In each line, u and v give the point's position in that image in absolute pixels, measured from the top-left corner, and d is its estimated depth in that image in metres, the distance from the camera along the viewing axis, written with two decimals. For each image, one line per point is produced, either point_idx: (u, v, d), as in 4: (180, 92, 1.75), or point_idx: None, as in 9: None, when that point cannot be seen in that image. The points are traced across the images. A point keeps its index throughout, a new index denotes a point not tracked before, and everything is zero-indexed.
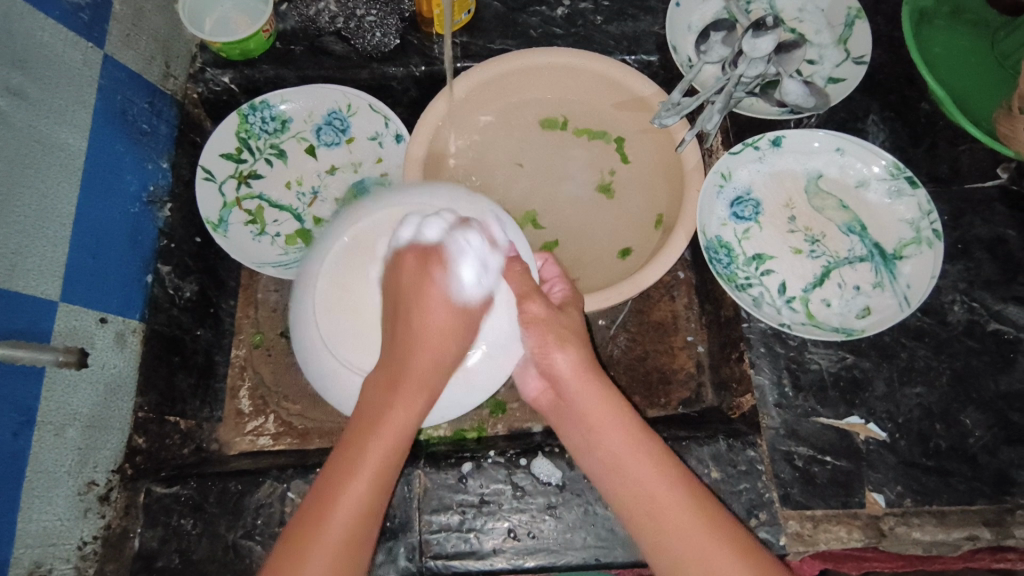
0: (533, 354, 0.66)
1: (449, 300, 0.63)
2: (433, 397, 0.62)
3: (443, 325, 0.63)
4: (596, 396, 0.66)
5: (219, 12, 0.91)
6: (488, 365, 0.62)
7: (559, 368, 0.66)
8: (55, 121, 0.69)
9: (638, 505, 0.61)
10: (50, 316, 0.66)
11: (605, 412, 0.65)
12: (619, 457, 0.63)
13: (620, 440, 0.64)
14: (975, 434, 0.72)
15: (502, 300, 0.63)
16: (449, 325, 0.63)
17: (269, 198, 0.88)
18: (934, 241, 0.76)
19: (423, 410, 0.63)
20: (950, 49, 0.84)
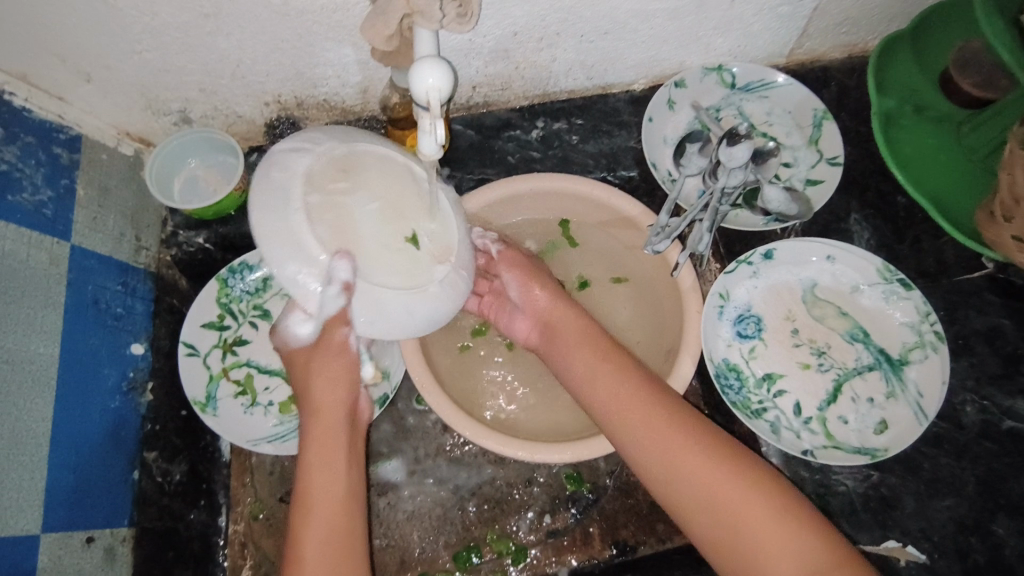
0: (521, 295, 0.76)
1: (411, 217, 0.59)
2: (450, 286, 0.61)
3: (415, 224, 0.60)
4: (590, 351, 0.69)
5: (188, 171, 0.89)
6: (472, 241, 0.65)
7: (532, 300, 0.75)
8: (25, 333, 0.65)
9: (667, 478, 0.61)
10: (31, 556, 0.61)
11: (620, 379, 0.67)
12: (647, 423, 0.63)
13: (638, 399, 0.65)
14: (1010, 543, 0.71)
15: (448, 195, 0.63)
16: (424, 231, 0.60)
17: (257, 363, 0.83)
18: (938, 344, 0.77)
19: (444, 299, 0.61)
20: (920, 147, 0.86)
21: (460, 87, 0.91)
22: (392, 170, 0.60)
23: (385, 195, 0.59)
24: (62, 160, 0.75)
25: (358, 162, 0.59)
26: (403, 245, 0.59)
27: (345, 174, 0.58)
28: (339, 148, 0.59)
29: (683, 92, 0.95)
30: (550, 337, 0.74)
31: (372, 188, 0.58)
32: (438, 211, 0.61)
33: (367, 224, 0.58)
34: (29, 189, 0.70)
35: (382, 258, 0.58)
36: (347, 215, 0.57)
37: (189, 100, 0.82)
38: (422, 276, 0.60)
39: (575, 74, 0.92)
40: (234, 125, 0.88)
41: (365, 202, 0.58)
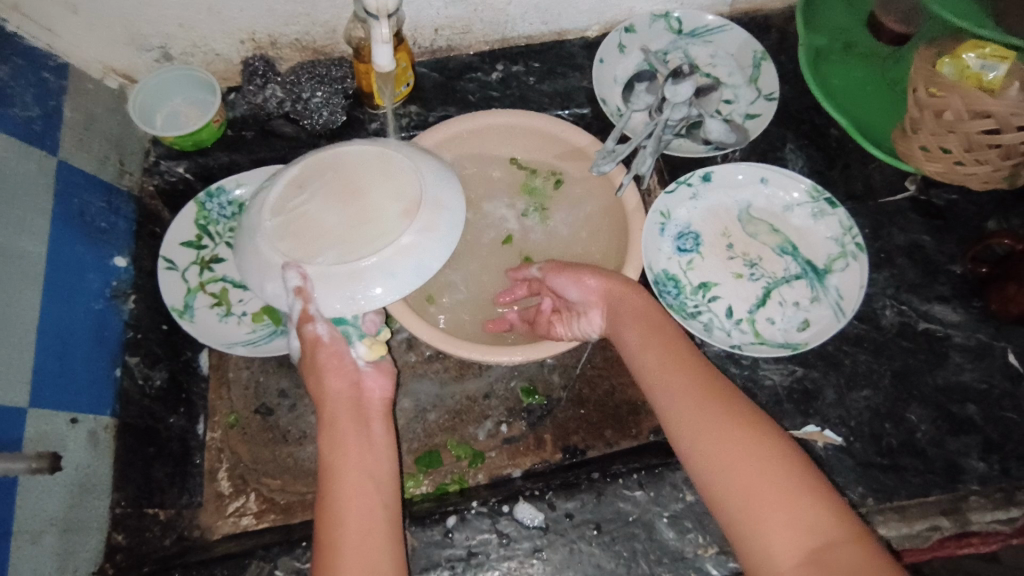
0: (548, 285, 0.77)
1: (373, 188, 0.70)
2: (423, 233, 0.69)
3: (379, 193, 0.70)
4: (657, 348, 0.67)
5: (170, 107, 0.95)
6: (445, 194, 0.72)
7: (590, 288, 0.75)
8: (13, 231, 0.71)
9: (720, 480, 0.57)
10: (19, 424, 0.67)
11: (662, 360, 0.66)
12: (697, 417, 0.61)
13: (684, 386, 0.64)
14: (921, 428, 0.77)
15: (410, 155, 0.73)
16: (388, 193, 0.70)
17: (233, 279, 0.91)
18: (858, 253, 0.83)
19: (424, 246, 0.69)
20: (847, 79, 0.94)
21: (424, 30, 0.98)
22: (343, 162, 0.72)
23: (341, 185, 0.70)
24: (50, 84, 0.80)
25: (313, 174, 0.71)
26: (366, 218, 0.69)
27: (302, 188, 0.70)
28: (298, 169, 0.71)
29: (633, 37, 1.01)
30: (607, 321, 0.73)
31: (326, 191, 0.70)
32: (398, 172, 0.71)
33: (328, 219, 0.69)
34: (20, 105, 0.76)
35: (349, 236, 0.68)
36: (311, 218, 0.69)
37: (169, 36, 0.89)
38: (395, 225, 0.69)
39: (531, 18, 0.99)
40: (212, 64, 0.95)
41: (323, 200, 0.69)
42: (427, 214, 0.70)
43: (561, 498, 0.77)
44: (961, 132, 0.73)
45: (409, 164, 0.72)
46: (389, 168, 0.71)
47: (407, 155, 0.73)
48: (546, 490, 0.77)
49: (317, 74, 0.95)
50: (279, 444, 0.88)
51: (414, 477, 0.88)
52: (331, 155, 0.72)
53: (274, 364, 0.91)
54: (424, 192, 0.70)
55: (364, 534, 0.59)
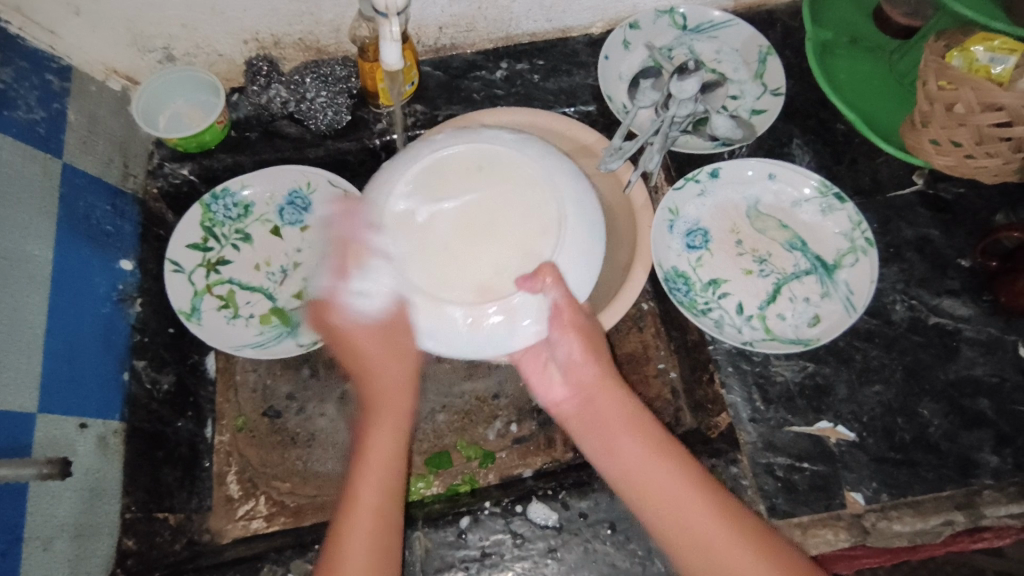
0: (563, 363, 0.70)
1: (495, 240, 0.65)
2: (468, 324, 0.64)
3: (496, 254, 0.65)
4: (630, 433, 0.67)
5: (172, 108, 0.94)
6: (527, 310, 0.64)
7: (581, 371, 0.69)
8: (19, 234, 0.71)
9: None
10: (28, 429, 0.66)
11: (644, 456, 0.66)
12: (676, 514, 0.63)
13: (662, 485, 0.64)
14: (934, 423, 0.77)
15: (564, 245, 0.66)
16: (502, 259, 0.65)
17: (239, 281, 0.91)
18: (868, 248, 0.83)
19: (456, 338, 0.65)
20: (853, 74, 0.94)
21: (427, 28, 0.97)
22: (516, 195, 0.67)
23: (488, 208, 0.66)
24: (52, 86, 0.80)
25: (492, 171, 0.67)
26: (462, 251, 0.64)
27: (476, 171, 0.67)
28: (545, 184, 0.67)
29: (637, 33, 1.01)
30: (588, 413, 0.70)
31: (493, 182, 0.67)
32: (529, 252, 0.65)
33: (455, 215, 0.65)
34: (23, 107, 0.75)
35: (430, 245, 0.64)
36: (439, 202, 0.66)
37: (172, 36, 0.88)
38: (462, 290, 0.64)
39: (535, 15, 0.99)
40: (215, 64, 0.94)
41: (460, 204, 0.65)
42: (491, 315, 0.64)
43: (575, 498, 0.76)
44: (972, 125, 0.73)
45: (550, 246, 0.65)
46: (532, 243, 0.65)
47: (562, 242, 0.66)
48: (559, 489, 0.77)
49: (321, 74, 0.94)
50: (289, 447, 0.88)
51: (425, 478, 0.88)
52: (550, 195, 0.67)
53: (280, 365, 0.91)
54: (519, 300, 0.64)
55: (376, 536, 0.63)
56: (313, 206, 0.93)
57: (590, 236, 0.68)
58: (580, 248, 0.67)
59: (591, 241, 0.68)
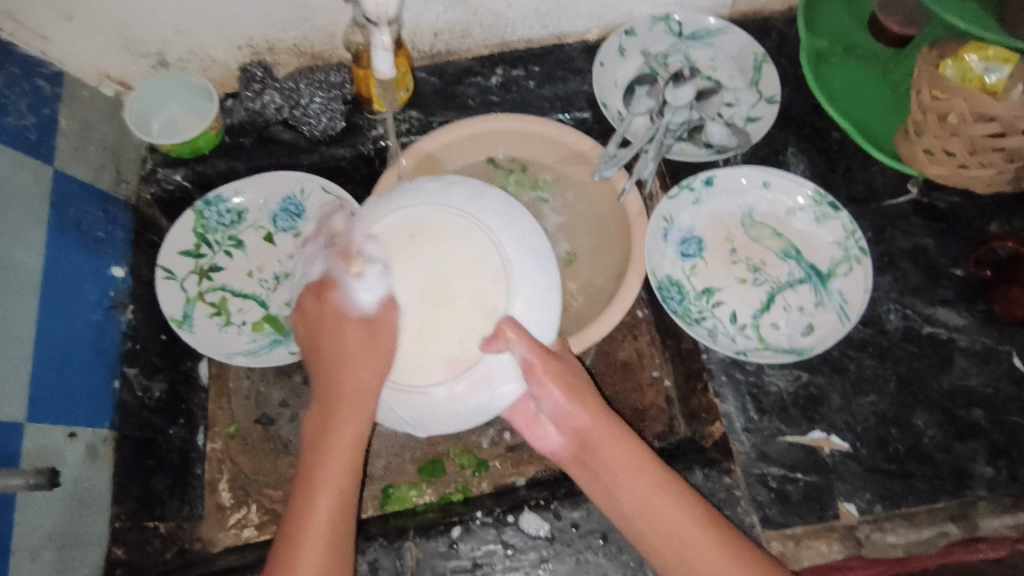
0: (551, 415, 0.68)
1: (448, 310, 0.63)
2: (447, 398, 0.63)
3: (452, 323, 0.63)
4: (631, 470, 0.65)
5: (165, 113, 0.94)
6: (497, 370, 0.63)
7: (570, 419, 0.67)
8: (9, 242, 0.70)
9: None
10: (15, 439, 0.66)
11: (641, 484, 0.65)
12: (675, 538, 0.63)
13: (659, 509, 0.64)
14: (927, 433, 0.77)
15: (516, 293, 0.63)
16: (460, 328, 0.63)
17: (232, 288, 0.90)
18: (862, 257, 0.83)
19: (439, 413, 0.63)
20: (849, 82, 0.94)
21: (422, 34, 0.97)
22: (456, 252, 0.63)
23: (432, 278, 0.63)
24: (44, 92, 0.79)
25: (426, 233, 0.64)
26: (420, 330, 0.63)
27: (410, 238, 0.64)
28: (486, 234, 0.64)
29: (633, 40, 1.01)
30: (585, 454, 0.68)
31: (427, 244, 0.63)
32: (485, 313, 0.63)
33: (406, 288, 0.63)
34: (13, 114, 0.74)
35: (383, 332, 0.62)
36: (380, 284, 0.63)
37: (165, 42, 0.88)
38: (432, 370, 0.63)
39: (531, 22, 0.99)
40: (209, 70, 0.94)
41: (404, 281, 0.63)
42: (464, 384, 0.63)
43: (567, 508, 0.76)
44: (965, 135, 0.73)
45: (505, 301, 0.63)
46: (486, 300, 0.63)
47: (512, 291, 0.63)
48: (551, 499, 0.77)
49: (315, 79, 0.93)
50: (281, 455, 0.88)
51: (417, 487, 0.88)
52: (491, 244, 0.64)
53: (273, 372, 0.91)
54: (488, 362, 0.62)
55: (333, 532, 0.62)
56: (306, 212, 0.93)
57: (545, 277, 0.65)
58: (537, 293, 0.64)
59: (547, 287, 0.65)
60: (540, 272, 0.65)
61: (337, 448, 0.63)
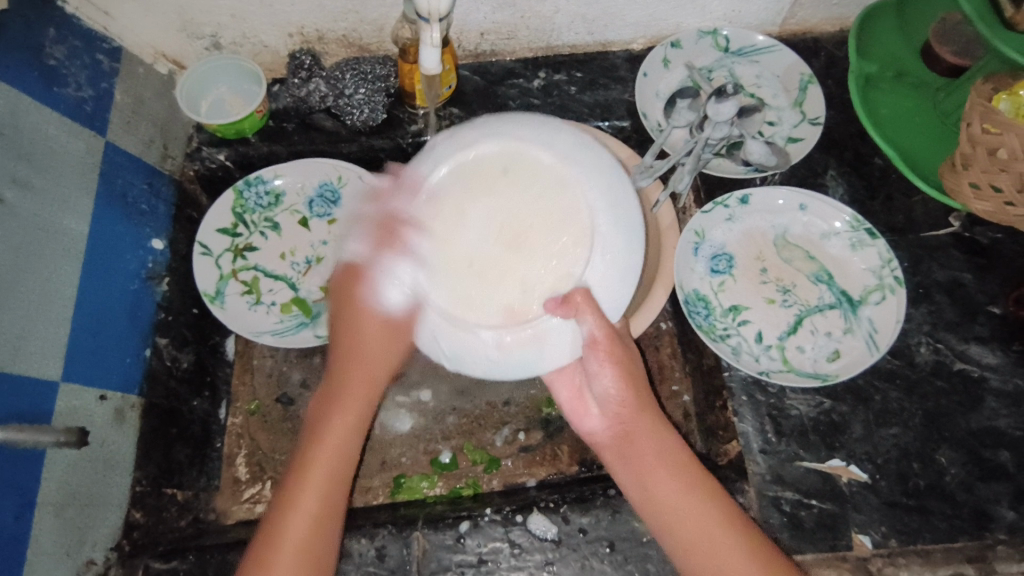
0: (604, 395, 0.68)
1: (524, 254, 0.62)
2: (496, 346, 0.61)
3: (520, 274, 0.62)
4: (661, 463, 0.65)
5: (214, 94, 0.96)
6: (564, 333, 0.61)
7: (615, 408, 0.68)
8: (59, 207, 0.73)
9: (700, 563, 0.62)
10: (51, 397, 0.68)
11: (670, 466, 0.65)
12: (695, 528, 0.63)
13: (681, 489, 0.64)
14: (950, 471, 0.75)
15: (593, 261, 0.61)
16: (525, 278, 0.62)
17: (265, 268, 0.92)
18: (897, 287, 0.82)
19: (482, 362, 0.62)
20: (896, 110, 0.93)
21: (469, 33, 0.98)
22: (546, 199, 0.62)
23: (510, 218, 0.63)
24: (103, 66, 0.82)
25: (517, 164, 0.63)
26: (490, 275, 0.62)
27: (502, 170, 0.63)
28: (577, 188, 0.62)
29: (678, 52, 1.00)
30: (621, 446, 0.68)
31: (530, 187, 0.62)
32: (564, 265, 0.61)
33: (485, 222, 0.63)
34: (73, 85, 0.77)
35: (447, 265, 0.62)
36: (461, 214, 0.63)
37: (221, 25, 0.90)
38: (487, 313, 0.61)
39: (577, 28, 0.99)
40: (259, 55, 0.96)
41: (483, 218, 0.63)
42: (523, 334, 0.61)
43: (576, 513, 0.76)
44: (1015, 171, 0.71)
45: (584, 256, 0.61)
46: (565, 255, 0.61)
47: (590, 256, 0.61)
48: (561, 503, 0.77)
49: (361, 71, 0.95)
50: (298, 435, 0.89)
51: (429, 479, 0.88)
52: (582, 196, 0.61)
53: (297, 353, 0.93)
54: (550, 324, 0.61)
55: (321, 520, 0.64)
56: (343, 200, 0.95)
57: (630, 263, 0.62)
58: (620, 262, 0.61)
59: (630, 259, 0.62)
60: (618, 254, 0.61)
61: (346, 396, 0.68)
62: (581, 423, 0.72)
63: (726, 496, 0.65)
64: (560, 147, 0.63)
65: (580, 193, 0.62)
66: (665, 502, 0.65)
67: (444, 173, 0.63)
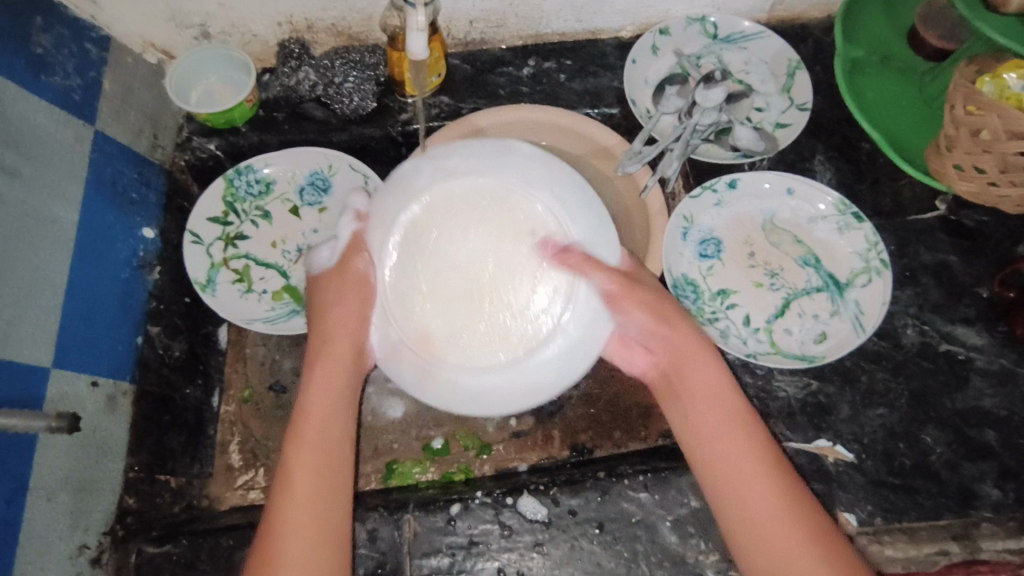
0: (643, 336, 0.68)
1: (464, 299, 0.62)
2: (414, 377, 0.62)
3: (454, 326, 0.61)
4: (711, 408, 0.65)
5: (205, 84, 0.96)
6: (475, 401, 0.61)
7: (641, 362, 0.71)
8: (48, 195, 0.73)
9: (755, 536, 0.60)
10: (42, 383, 0.69)
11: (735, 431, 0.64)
12: (748, 498, 0.61)
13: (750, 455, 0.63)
14: (936, 450, 0.76)
15: (525, 355, 0.61)
16: (456, 330, 0.61)
17: (256, 257, 0.93)
18: (882, 269, 0.82)
19: (404, 390, 0.63)
20: (882, 94, 0.93)
21: (458, 22, 0.98)
22: (507, 263, 0.62)
23: (467, 265, 0.62)
24: (91, 55, 0.82)
25: (493, 214, 0.62)
26: (431, 312, 0.62)
27: (480, 218, 0.62)
28: (532, 277, 0.62)
29: (667, 39, 1.01)
30: (675, 392, 0.68)
31: (501, 250, 0.62)
32: (501, 334, 0.61)
33: (446, 259, 0.62)
34: (61, 74, 0.77)
35: (393, 285, 0.62)
36: (422, 247, 0.62)
37: (209, 14, 0.90)
38: (409, 355, 0.62)
39: (566, 15, 0.99)
40: (249, 44, 0.96)
41: (448, 251, 0.62)
42: (440, 374, 0.61)
43: (566, 494, 0.77)
44: (997, 152, 0.72)
45: (519, 345, 0.61)
46: (501, 321, 0.61)
47: (524, 342, 0.61)
48: (551, 485, 0.77)
49: (351, 59, 0.96)
50: (291, 422, 0.89)
51: (421, 464, 0.88)
52: (530, 291, 0.61)
53: (289, 342, 0.93)
54: (468, 375, 0.61)
55: (320, 510, 0.61)
56: (334, 188, 0.95)
57: (570, 349, 0.61)
58: (535, 391, 0.61)
59: (573, 358, 0.62)
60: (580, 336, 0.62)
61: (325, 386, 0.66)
62: (620, 365, 0.72)
63: (794, 476, 0.63)
64: (546, 211, 0.62)
65: (530, 291, 0.61)
66: (724, 464, 0.63)
67: (426, 202, 0.61)
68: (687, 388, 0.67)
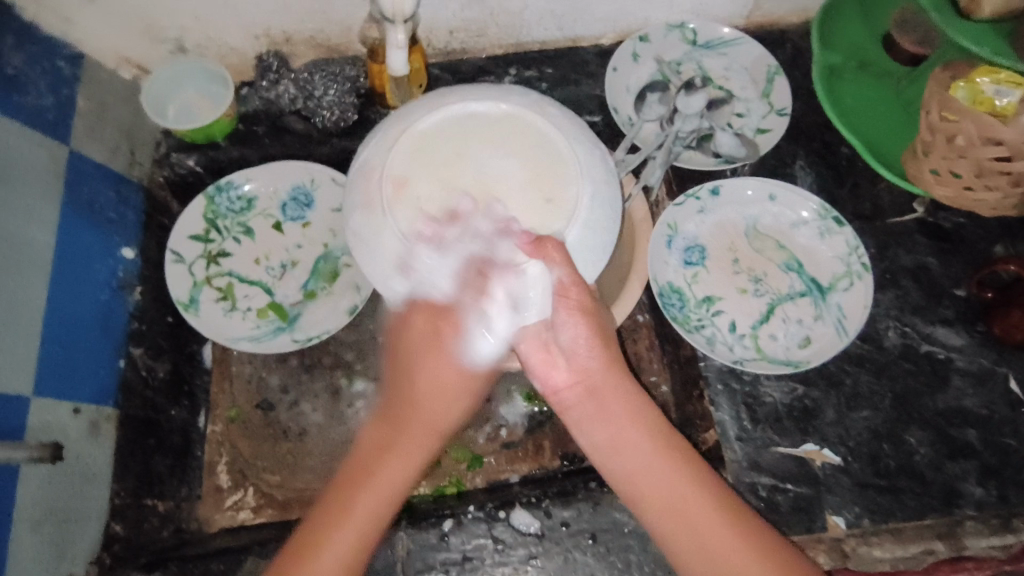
0: (544, 345, 0.65)
1: (473, 205, 0.61)
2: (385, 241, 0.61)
3: (446, 224, 0.61)
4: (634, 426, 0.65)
5: (182, 99, 0.94)
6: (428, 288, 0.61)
7: (562, 378, 0.66)
8: (23, 220, 0.72)
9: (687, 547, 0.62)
10: (23, 413, 0.67)
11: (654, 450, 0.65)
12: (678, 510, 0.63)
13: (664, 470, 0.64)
14: (920, 451, 0.78)
15: (500, 280, 0.60)
16: (447, 228, 0.60)
17: (239, 274, 0.91)
18: (863, 273, 0.84)
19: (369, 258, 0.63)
20: (860, 100, 0.95)
21: (438, 32, 0.98)
22: (529, 203, 0.61)
23: (494, 179, 0.62)
24: (64, 73, 0.81)
25: (543, 152, 0.63)
26: (426, 190, 0.61)
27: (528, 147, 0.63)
28: (547, 220, 0.61)
29: (647, 46, 1.01)
30: (589, 407, 0.66)
31: (533, 181, 0.62)
32: (485, 247, 0.60)
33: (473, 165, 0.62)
34: (33, 93, 0.76)
35: (413, 151, 0.62)
36: (458, 142, 0.63)
37: (185, 29, 0.89)
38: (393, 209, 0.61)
39: (546, 24, 0.99)
40: (226, 58, 0.95)
41: (478, 153, 0.62)
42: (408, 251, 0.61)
43: (558, 506, 0.77)
44: (972, 157, 0.73)
45: (505, 268, 0.60)
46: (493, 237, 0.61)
47: (504, 271, 0.60)
48: (543, 498, 0.78)
49: (331, 71, 0.95)
50: (280, 440, 0.88)
51: None
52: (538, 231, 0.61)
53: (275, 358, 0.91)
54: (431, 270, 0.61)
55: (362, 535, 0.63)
56: (316, 201, 0.94)
57: (527, 302, 0.61)
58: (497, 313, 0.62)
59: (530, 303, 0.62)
60: (495, 300, 0.61)
61: (401, 452, 0.66)
62: (534, 378, 0.67)
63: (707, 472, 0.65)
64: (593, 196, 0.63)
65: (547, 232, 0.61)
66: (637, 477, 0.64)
67: (492, 110, 0.64)
68: (601, 409, 0.66)
